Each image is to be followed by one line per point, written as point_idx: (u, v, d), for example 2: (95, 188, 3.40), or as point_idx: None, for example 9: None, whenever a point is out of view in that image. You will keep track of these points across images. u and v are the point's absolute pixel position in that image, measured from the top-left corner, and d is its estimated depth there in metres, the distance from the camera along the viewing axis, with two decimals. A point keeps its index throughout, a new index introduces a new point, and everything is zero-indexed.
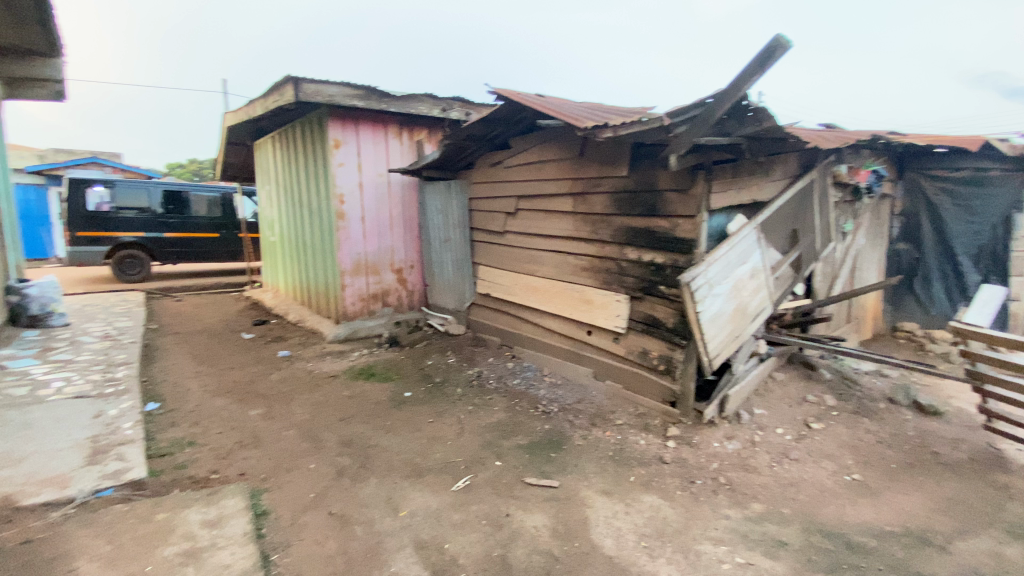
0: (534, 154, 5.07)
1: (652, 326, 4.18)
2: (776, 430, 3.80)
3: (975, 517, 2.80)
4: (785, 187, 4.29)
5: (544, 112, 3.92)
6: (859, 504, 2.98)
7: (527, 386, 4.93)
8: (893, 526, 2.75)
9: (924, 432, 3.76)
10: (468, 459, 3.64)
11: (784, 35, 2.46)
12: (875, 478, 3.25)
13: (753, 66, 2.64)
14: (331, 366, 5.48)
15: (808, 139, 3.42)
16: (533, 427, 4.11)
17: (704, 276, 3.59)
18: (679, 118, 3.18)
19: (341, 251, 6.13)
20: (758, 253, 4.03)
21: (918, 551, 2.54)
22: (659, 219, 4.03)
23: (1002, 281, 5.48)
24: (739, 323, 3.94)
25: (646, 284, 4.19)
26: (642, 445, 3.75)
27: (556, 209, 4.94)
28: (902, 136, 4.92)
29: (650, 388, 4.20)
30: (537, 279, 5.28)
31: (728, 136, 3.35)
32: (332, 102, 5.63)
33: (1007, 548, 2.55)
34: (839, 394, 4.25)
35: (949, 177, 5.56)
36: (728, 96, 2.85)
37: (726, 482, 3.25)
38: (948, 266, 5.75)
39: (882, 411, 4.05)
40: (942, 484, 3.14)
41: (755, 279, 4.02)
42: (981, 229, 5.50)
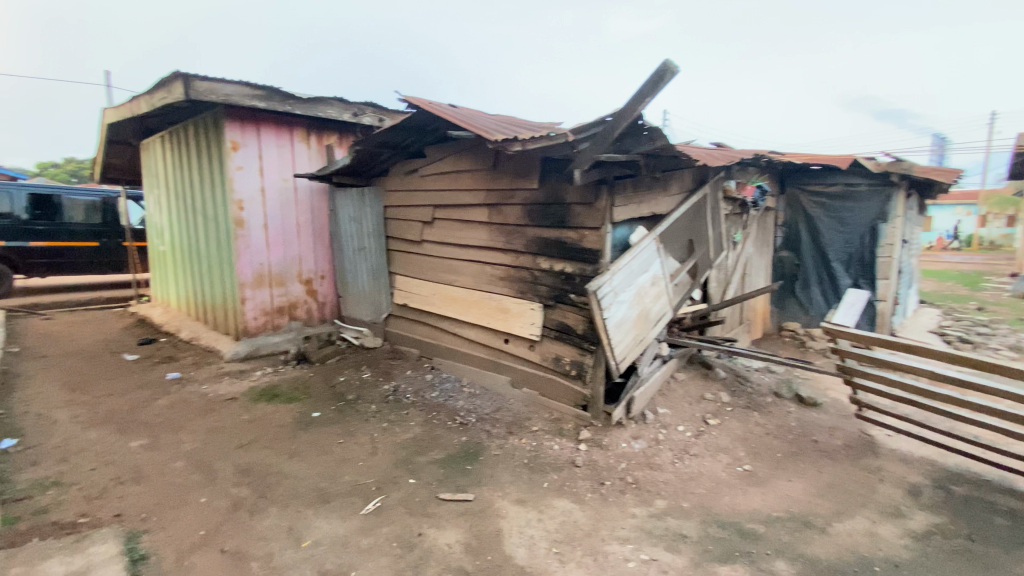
0: (448, 164, 5.03)
1: (564, 333, 4.29)
2: (678, 427, 4.03)
3: (843, 497, 3.15)
4: (681, 200, 4.62)
5: (455, 123, 3.93)
6: (749, 493, 3.23)
7: (445, 397, 4.85)
8: (778, 512, 3.01)
9: (803, 422, 4.17)
10: (381, 479, 3.50)
11: (671, 61, 2.67)
12: (763, 467, 3.55)
13: (646, 88, 2.83)
14: (229, 387, 5.05)
15: (697, 157, 3.72)
16: (450, 440, 4.04)
17: (610, 285, 3.76)
18: (582, 135, 3.33)
19: (240, 261, 5.69)
20: (658, 262, 4.29)
21: (798, 533, 2.79)
22: (568, 230, 4.16)
23: (869, 284, 6.21)
24: (643, 328, 4.16)
25: (558, 293, 4.30)
26: (556, 450, 3.83)
27: (470, 219, 4.93)
28: (781, 156, 5.52)
29: (564, 393, 4.30)
30: (453, 289, 5.24)
31: (627, 153, 3.55)
32: (229, 102, 5.24)
33: (871, 524, 2.87)
34: (733, 390, 4.62)
35: (823, 192, 6.29)
36: (625, 115, 3.03)
37: (633, 481, 3.39)
38: (824, 271, 6.44)
39: (769, 405, 4.44)
40: (818, 469, 3.49)
41: (656, 287, 4.28)
42: (851, 238, 6.23)
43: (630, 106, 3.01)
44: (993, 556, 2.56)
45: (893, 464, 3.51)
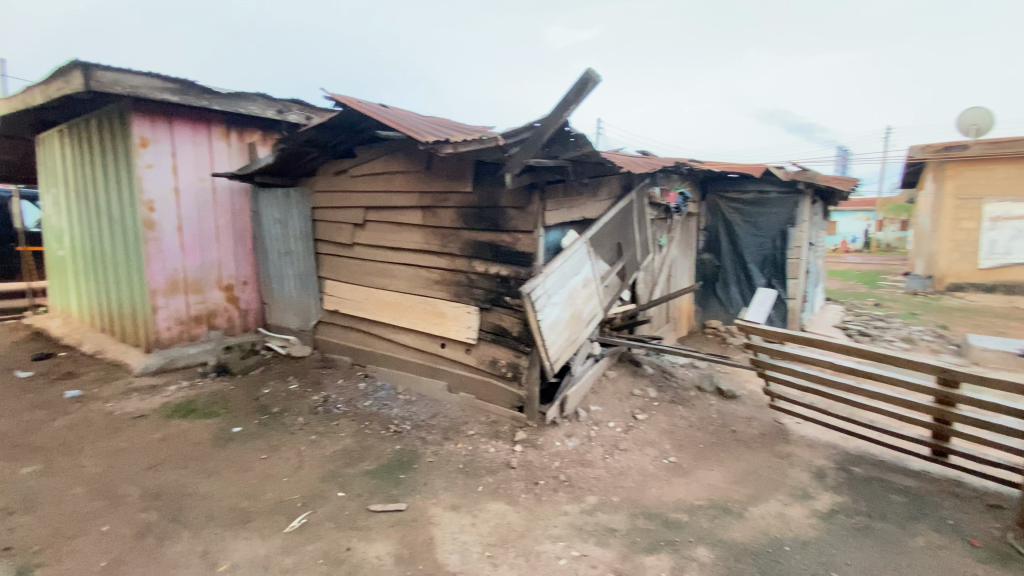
0: (380, 166, 4.91)
1: (500, 335, 4.30)
2: (609, 424, 4.15)
3: (757, 482, 3.37)
4: (609, 205, 4.79)
5: (385, 124, 3.84)
6: (675, 484, 3.38)
7: (379, 406, 4.72)
8: (700, 501, 3.17)
9: (724, 414, 4.43)
10: (308, 494, 3.35)
11: (593, 70, 2.76)
12: (687, 458, 3.72)
13: (570, 96, 2.91)
14: (139, 404, 4.65)
15: (621, 163, 3.87)
16: (383, 449, 3.93)
17: (542, 287, 3.81)
18: (512, 139, 3.37)
19: (151, 266, 5.26)
20: (589, 264, 4.42)
21: (718, 520, 2.95)
22: (502, 233, 4.18)
23: (781, 284, 6.70)
24: (575, 329, 4.25)
25: (494, 296, 4.31)
26: (492, 453, 3.82)
27: (404, 222, 4.84)
28: (701, 164, 5.86)
29: (500, 396, 4.31)
30: (387, 293, 5.12)
31: (555, 158, 3.63)
32: (137, 95, 4.84)
33: (783, 506, 3.08)
34: (660, 386, 4.83)
35: (739, 199, 6.74)
36: (552, 121, 3.10)
37: (566, 479, 3.46)
38: (741, 272, 6.89)
39: (693, 399, 4.68)
40: (737, 457, 3.71)
41: (587, 289, 4.40)
42: (764, 241, 6.69)
43: (556, 113, 3.08)
44: (883, 528, 2.83)
45: (802, 450, 3.79)
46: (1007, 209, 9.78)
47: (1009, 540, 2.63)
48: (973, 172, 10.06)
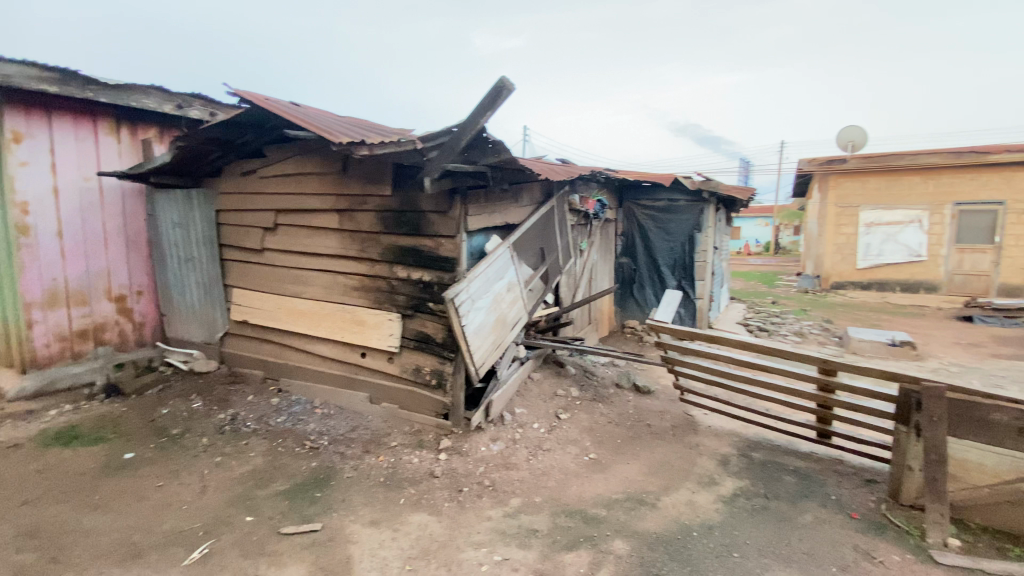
0: (293, 167, 4.66)
1: (423, 342, 4.22)
2: (533, 425, 4.21)
3: (670, 472, 3.56)
4: (531, 211, 4.88)
5: (297, 124, 3.64)
6: (594, 480, 3.49)
7: (294, 421, 4.45)
8: (617, 494, 3.30)
9: (640, 409, 4.65)
10: (211, 522, 3.08)
11: (507, 78, 2.80)
12: (606, 454, 3.86)
13: (486, 102, 2.93)
14: (7, 434, 4.05)
15: (539, 170, 3.95)
16: (298, 467, 3.72)
17: (466, 292, 3.79)
18: (430, 143, 3.33)
19: (24, 276, 4.63)
20: (513, 269, 4.46)
21: (633, 511, 3.08)
22: (423, 237, 4.11)
23: (690, 285, 7.15)
24: (500, 333, 4.27)
25: (416, 302, 4.22)
26: (415, 463, 3.74)
27: (320, 226, 4.63)
28: (617, 172, 6.13)
29: (424, 404, 4.24)
30: (302, 301, 4.86)
31: (474, 163, 3.64)
32: (8, 84, 4.25)
33: (692, 494, 3.27)
34: (582, 385, 4.97)
35: (652, 206, 7.15)
36: (469, 127, 3.11)
37: (490, 484, 3.45)
38: (655, 274, 7.30)
39: (613, 396, 4.87)
40: (651, 450, 3.91)
41: (511, 293, 4.44)
42: (675, 245, 7.13)
43: (473, 118, 3.08)
44: (777, 507, 3.09)
45: (709, 439, 4.06)
46: (878, 216, 11.07)
47: (881, 510, 2.96)
48: (851, 183, 11.32)
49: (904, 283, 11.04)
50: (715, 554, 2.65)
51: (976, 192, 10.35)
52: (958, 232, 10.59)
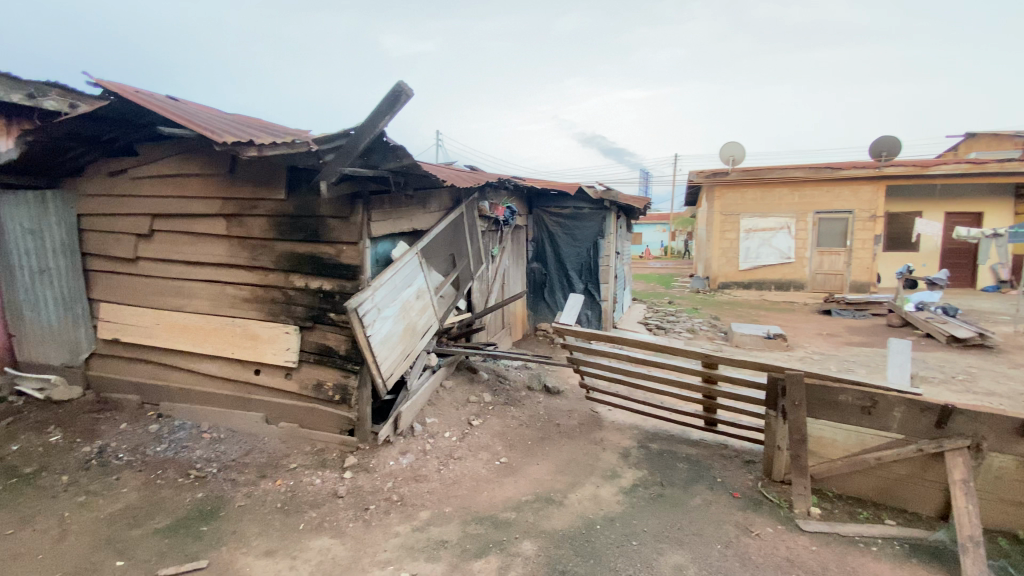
0: (171, 167, 4.21)
1: (324, 355, 4.00)
2: (444, 434, 4.13)
3: (576, 469, 3.69)
4: (440, 217, 4.82)
5: (173, 120, 3.29)
6: (504, 484, 3.52)
7: (176, 450, 4.00)
8: (526, 496, 3.35)
9: (550, 410, 4.78)
10: (71, 571, 2.67)
11: (405, 83, 2.75)
12: (516, 457, 3.91)
13: (384, 106, 2.86)
14: None
15: (444, 176, 3.92)
16: (180, 500, 3.34)
17: (371, 301, 3.65)
18: (326, 146, 3.17)
19: None
20: (421, 275, 4.38)
21: (541, 511, 3.15)
22: (323, 244, 3.90)
23: (597, 288, 7.49)
24: (409, 341, 4.15)
25: (317, 313, 4.00)
26: (317, 484, 3.52)
27: (206, 233, 4.22)
28: (525, 180, 6.27)
29: (327, 421, 4.02)
30: (185, 316, 4.40)
31: (376, 168, 3.53)
32: None
33: (597, 488, 3.41)
34: (494, 390, 4.98)
35: (559, 213, 7.41)
36: (368, 130, 3.01)
37: (398, 498, 3.34)
38: (565, 279, 7.56)
39: (524, 398, 4.95)
40: (560, 449, 4.02)
41: (421, 300, 4.35)
42: (582, 251, 7.44)
43: (371, 122, 2.98)
44: (672, 493, 3.32)
45: (612, 434, 4.27)
46: (755, 223, 12.37)
47: (758, 488, 3.29)
48: (732, 193, 12.56)
49: (777, 282, 12.45)
50: (616, 545, 2.78)
51: (831, 203, 11.93)
52: (819, 237, 12.13)
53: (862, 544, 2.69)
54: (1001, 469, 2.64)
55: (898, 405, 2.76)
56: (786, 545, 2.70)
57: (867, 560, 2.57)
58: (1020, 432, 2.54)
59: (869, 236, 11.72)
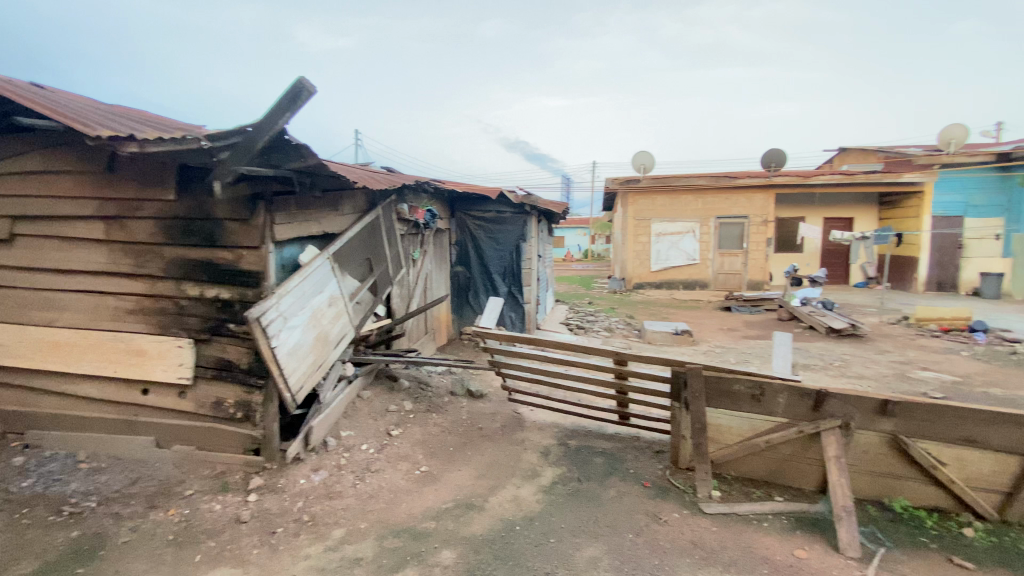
0: (35, 162, 3.69)
1: (224, 370, 3.70)
2: (361, 447, 3.95)
3: (497, 472, 3.69)
4: (354, 219, 4.62)
5: (33, 109, 2.89)
6: (423, 494, 3.43)
7: (46, 484, 3.48)
8: (447, 503, 3.29)
9: (472, 414, 4.74)
10: None
11: (305, 79, 2.62)
12: (437, 465, 3.83)
13: (284, 103, 2.71)
14: None
15: (355, 178, 3.76)
16: (48, 541, 2.91)
17: (276, 309, 3.41)
18: (219, 143, 2.94)
19: None
20: (334, 281, 4.17)
21: (462, 517, 3.11)
22: (220, 248, 3.60)
23: (520, 290, 7.57)
24: (321, 351, 3.93)
25: (214, 324, 3.68)
26: (216, 510, 3.23)
27: (80, 237, 3.74)
28: (444, 183, 6.19)
29: (229, 441, 3.72)
30: (55, 331, 3.87)
31: (277, 168, 3.32)
32: None
33: (518, 489, 3.43)
34: (415, 397, 4.84)
35: (481, 216, 7.41)
36: (267, 128, 2.84)
37: (309, 518, 3.15)
38: (489, 281, 7.56)
39: (446, 404, 4.87)
40: (482, 452, 4.01)
41: (334, 307, 4.14)
42: (505, 254, 7.48)
43: (271, 119, 2.81)
44: (589, 487, 3.43)
45: (533, 433, 4.33)
46: (665, 227, 13.19)
47: (666, 476, 3.49)
48: (644, 199, 13.29)
49: (685, 281, 13.36)
50: (535, 544, 2.81)
51: (730, 209, 12.99)
52: (720, 240, 13.15)
53: (756, 521, 2.94)
54: (867, 444, 2.99)
55: (782, 392, 3.04)
56: (690, 528, 2.89)
57: (759, 535, 2.80)
58: (880, 411, 2.88)
59: (762, 239, 12.90)
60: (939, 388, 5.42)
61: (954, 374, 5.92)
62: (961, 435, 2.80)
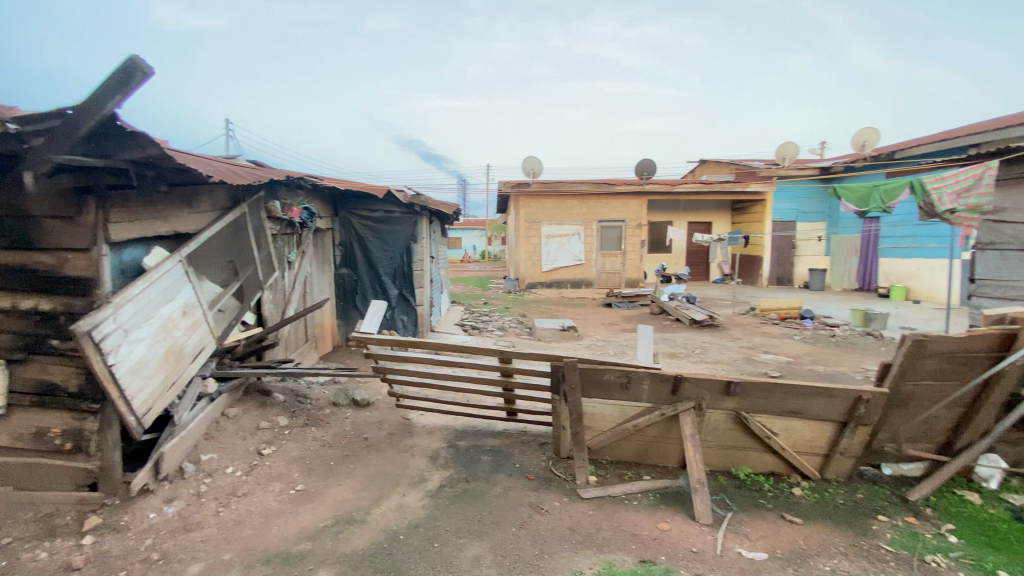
0: None
1: (46, 395, 3.14)
2: (225, 470, 3.57)
3: (382, 482, 3.57)
4: (214, 217, 4.16)
5: None
6: (299, 514, 3.20)
7: None
8: (326, 521, 3.11)
9: (357, 424, 4.53)
10: None
11: (139, 58, 2.30)
12: (315, 482, 3.59)
13: (112, 83, 2.36)
14: None
15: (210, 172, 3.39)
16: None
17: (114, 322, 2.96)
18: (27, 126, 2.49)
19: None
20: (188, 287, 3.73)
21: (341, 534, 2.96)
22: (36, 251, 3.05)
23: (411, 292, 7.38)
24: (173, 367, 3.49)
25: (32, 341, 3.11)
26: (41, 559, 2.72)
27: None
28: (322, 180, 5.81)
29: (57, 477, 3.18)
30: None
31: (110, 158, 2.89)
32: None
33: (403, 497, 3.34)
34: (291, 411, 4.50)
35: (368, 216, 7.09)
36: (91, 111, 2.45)
37: (160, 557, 2.77)
38: (377, 284, 7.27)
39: (327, 417, 4.60)
40: (366, 463, 3.84)
41: (189, 316, 3.70)
42: (394, 255, 7.24)
43: (96, 102, 2.43)
44: (475, 486, 3.45)
45: (422, 438, 4.26)
46: (553, 230, 13.79)
47: (549, 467, 3.65)
48: (533, 202, 13.73)
49: (573, 280, 14.08)
50: (418, 551, 2.76)
51: (610, 212, 13.94)
52: (602, 242, 14.04)
53: (627, 500, 3.18)
54: (716, 422, 3.38)
55: (646, 379, 3.30)
56: (569, 515, 3.04)
57: (629, 513, 3.04)
58: (725, 391, 3.26)
59: (638, 241, 14.03)
60: (776, 368, 6.32)
61: (788, 356, 6.94)
62: (789, 408, 3.26)
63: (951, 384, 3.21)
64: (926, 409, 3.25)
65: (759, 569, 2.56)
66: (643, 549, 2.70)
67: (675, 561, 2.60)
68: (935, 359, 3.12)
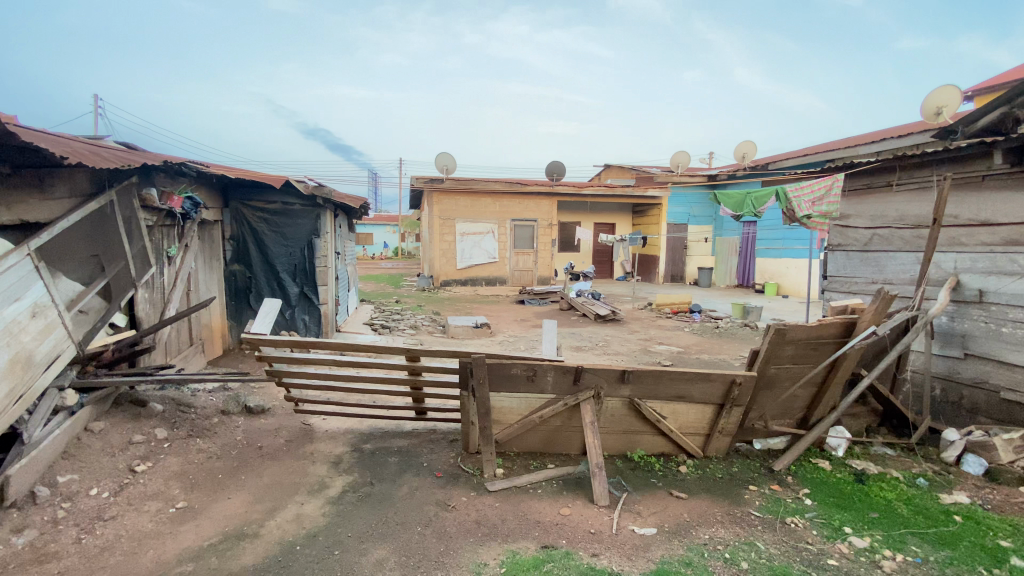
0: None
1: None
2: (89, 492, 3.15)
3: (277, 493, 3.35)
4: (72, 206, 3.64)
5: None
6: (180, 534, 2.91)
7: None
8: (212, 539, 2.86)
9: (250, 433, 4.22)
10: None
11: None
12: (199, 498, 3.29)
13: None
14: None
15: (65, 154, 2.99)
16: None
17: None
18: None
19: None
20: (38, 285, 3.24)
21: (228, 551, 2.74)
22: None
23: (314, 290, 6.98)
24: (22, 378, 3.01)
25: None
26: None
27: None
28: (208, 167, 5.30)
29: None
30: None
31: None
32: None
33: (302, 507, 3.18)
34: (171, 423, 4.07)
35: (263, 208, 6.61)
36: None
37: None
38: (274, 281, 6.81)
39: (215, 426, 4.22)
40: (260, 474, 3.59)
41: (40, 319, 3.21)
42: (294, 251, 6.83)
43: None
44: (381, 489, 3.37)
45: (323, 444, 4.07)
46: (466, 227, 13.77)
47: (457, 463, 3.66)
48: (447, 199, 13.59)
49: (487, 278, 14.19)
50: (316, 560, 2.65)
51: (522, 212, 14.22)
52: (515, 240, 14.29)
53: (531, 489, 3.30)
54: (613, 409, 3.60)
55: (550, 371, 3.42)
56: (475, 509, 3.07)
57: (533, 501, 3.15)
58: (620, 379, 3.48)
59: (549, 240, 14.49)
60: (668, 358, 6.87)
61: (679, 346, 7.56)
62: (676, 393, 3.56)
63: (807, 367, 3.70)
64: (787, 389, 3.72)
65: (648, 543, 2.77)
66: (546, 534, 2.82)
67: (574, 544, 2.73)
68: (792, 345, 3.59)
